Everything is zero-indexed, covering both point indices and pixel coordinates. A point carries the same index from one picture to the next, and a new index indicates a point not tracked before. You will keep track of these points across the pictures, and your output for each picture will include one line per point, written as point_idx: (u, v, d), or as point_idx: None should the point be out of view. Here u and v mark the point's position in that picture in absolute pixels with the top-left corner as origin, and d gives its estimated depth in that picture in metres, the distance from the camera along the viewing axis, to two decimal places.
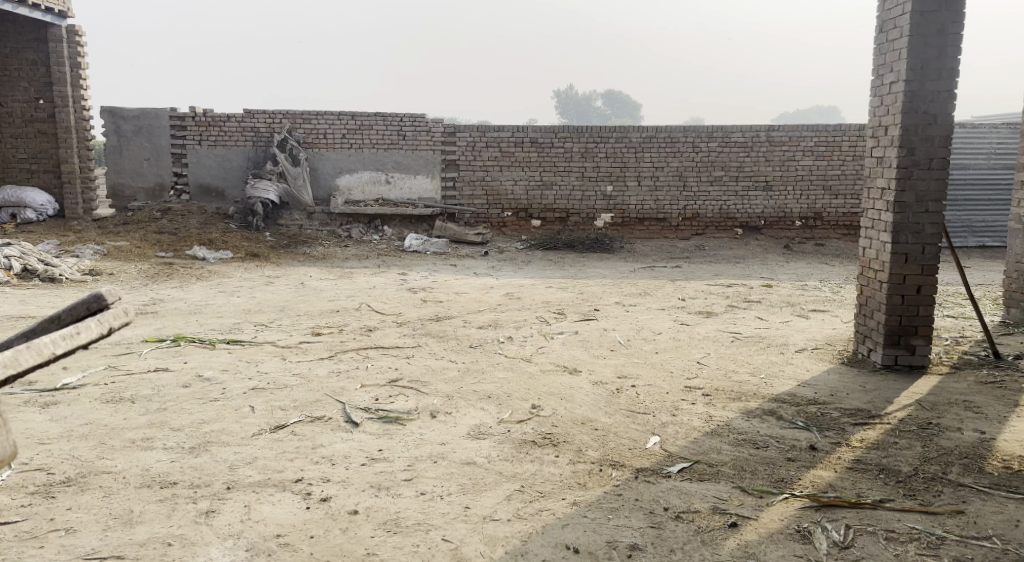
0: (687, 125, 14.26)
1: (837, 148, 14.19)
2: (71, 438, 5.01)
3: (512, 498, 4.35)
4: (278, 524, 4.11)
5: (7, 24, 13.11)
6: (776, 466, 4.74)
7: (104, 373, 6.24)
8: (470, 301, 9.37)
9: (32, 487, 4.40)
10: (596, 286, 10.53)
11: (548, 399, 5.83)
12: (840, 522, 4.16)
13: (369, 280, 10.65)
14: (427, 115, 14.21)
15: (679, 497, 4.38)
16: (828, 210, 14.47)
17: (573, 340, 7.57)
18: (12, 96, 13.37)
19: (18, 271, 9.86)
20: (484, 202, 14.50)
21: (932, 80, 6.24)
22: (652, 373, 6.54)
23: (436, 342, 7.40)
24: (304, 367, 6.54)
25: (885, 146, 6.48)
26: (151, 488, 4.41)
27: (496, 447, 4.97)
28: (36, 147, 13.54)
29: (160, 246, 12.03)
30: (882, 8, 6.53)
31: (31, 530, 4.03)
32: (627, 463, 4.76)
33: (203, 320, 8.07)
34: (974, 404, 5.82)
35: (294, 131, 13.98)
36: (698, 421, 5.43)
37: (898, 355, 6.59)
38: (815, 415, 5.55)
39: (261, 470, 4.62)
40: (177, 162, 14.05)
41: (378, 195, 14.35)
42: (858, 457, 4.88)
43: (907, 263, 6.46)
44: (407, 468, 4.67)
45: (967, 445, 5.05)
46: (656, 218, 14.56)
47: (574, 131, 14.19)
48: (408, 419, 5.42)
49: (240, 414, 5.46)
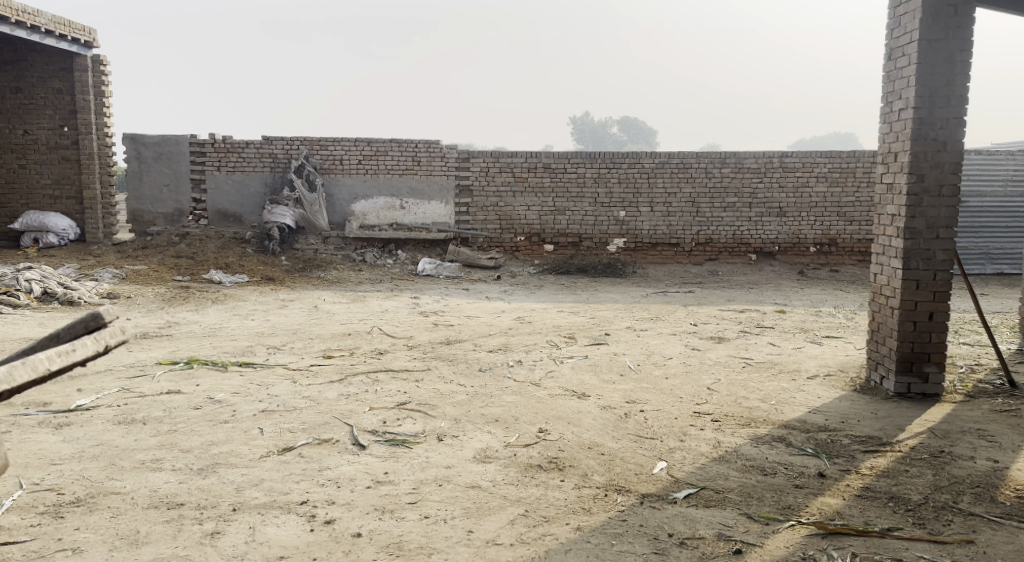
0: (699, 151, 14.32)
1: (851, 174, 14.15)
2: (82, 459, 5.05)
3: (516, 522, 4.34)
4: (282, 546, 4.11)
5: (34, 54, 13.40)
6: (783, 493, 4.70)
7: (118, 395, 6.29)
8: (481, 325, 9.38)
9: (42, 507, 4.43)
10: (608, 311, 10.53)
11: (555, 423, 5.83)
12: (847, 551, 4.12)
13: (381, 304, 10.71)
14: (442, 141, 14.32)
15: (684, 524, 4.34)
16: (842, 236, 14.40)
17: (582, 364, 7.56)
18: (37, 124, 13.60)
19: (38, 294, 9.99)
20: (496, 227, 14.56)
21: (941, 107, 6.24)
22: (660, 398, 6.51)
23: (444, 365, 7.42)
24: (314, 390, 6.55)
25: (895, 172, 6.48)
26: (157, 509, 4.43)
27: (502, 471, 4.96)
28: (59, 172, 13.75)
29: (178, 271, 12.13)
30: (890, 36, 6.57)
31: (39, 550, 4.05)
32: (633, 488, 4.75)
33: (217, 343, 8.12)
34: (987, 432, 5.75)
35: (311, 157, 14.16)
36: (707, 447, 5.40)
37: (911, 383, 6.54)
38: (825, 442, 5.51)
39: (267, 492, 4.63)
40: (196, 188, 14.23)
41: (392, 220, 14.44)
42: (867, 484, 4.83)
43: (918, 289, 6.43)
44: (412, 491, 4.67)
45: (979, 474, 4.99)
46: (669, 243, 14.56)
47: (587, 157, 14.28)
48: (415, 441, 5.43)
49: (249, 436, 5.49)
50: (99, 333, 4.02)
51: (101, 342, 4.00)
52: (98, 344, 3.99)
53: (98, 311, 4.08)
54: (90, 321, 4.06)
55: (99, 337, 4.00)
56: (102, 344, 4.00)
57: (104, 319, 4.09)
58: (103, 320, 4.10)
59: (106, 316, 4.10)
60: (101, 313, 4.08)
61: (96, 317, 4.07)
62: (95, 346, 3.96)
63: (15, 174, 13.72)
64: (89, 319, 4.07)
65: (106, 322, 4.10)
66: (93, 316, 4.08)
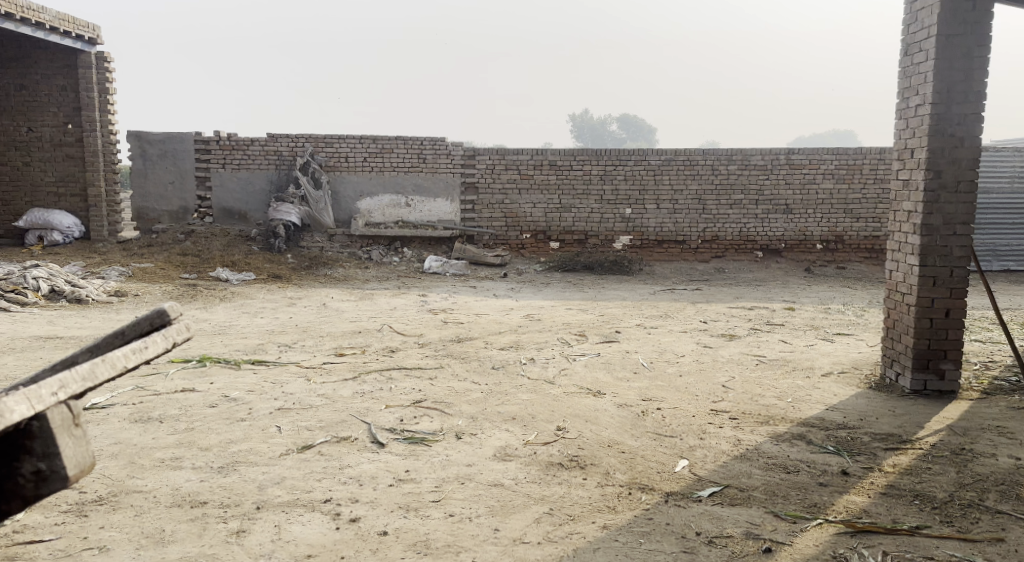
0: (706, 148, 14.30)
1: (858, 170, 14.14)
2: (101, 457, 5.02)
3: (542, 521, 4.32)
4: (309, 544, 4.09)
5: (38, 51, 13.35)
6: (808, 491, 4.68)
7: (132, 393, 6.26)
8: (491, 323, 9.38)
9: (64, 506, 4.41)
10: (616, 308, 10.51)
11: (573, 421, 5.81)
12: (878, 549, 4.10)
13: (388, 302, 10.66)
14: (447, 139, 14.30)
15: (711, 522, 4.33)
16: (849, 233, 14.39)
17: (595, 362, 7.55)
18: (42, 121, 13.57)
19: (45, 292, 9.97)
20: (502, 224, 14.55)
21: (959, 103, 6.22)
22: (676, 396, 6.50)
23: (457, 363, 7.41)
24: (328, 388, 6.53)
25: (912, 168, 6.46)
26: (181, 507, 4.40)
27: (523, 469, 4.94)
28: (64, 170, 13.72)
29: (184, 268, 12.10)
30: (906, 31, 6.54)
31: (65, 548, 4.03)
32: (656, 487, 4.73)
33: (228, 341, 8.10)
34: (1007, 429, 5.74)
35: (316, 154, 14.13)
36: (726, 444, 5.38)
37: (927, 380, 6.52)
38: (845, 440, 5.49)
39: (289, 490, 4.61)
40: (201, 186, 14.21)
41: (397, 218, 14.43)
42: (891, 482, 4.82)
43: (935, 286, 6.41)
44: (434, 490, 4.65)
45: (1003, 472, 4.97)
46: (675, 241, 14.55)
47: (593, 154, 14.25)
48: (433, 439, 5.42)
49: (267, 434, 5.46)
50: (167, 330, 3.50)
51: (170, 340, 3.48)
52: (168, 341, 3.48)
53: (163, 307, 3.52)
54: (155, 319, 3.51)
55: (168, 334, 3.49)
56: (171, 342, 3.48)
57: (170, 317, 3.54)
58: (169, 317, 3.55)
59: (172, 313, 3.55)
60: (166, 310, 3.52)
61: (161, 314, 3.52)
62: (164, 345, 3.46)
63: (20, 172, 13.68)
64: (154, 316, 3.50)
65: (172, 319, 3.55)
66: (157, 314, 3.52)
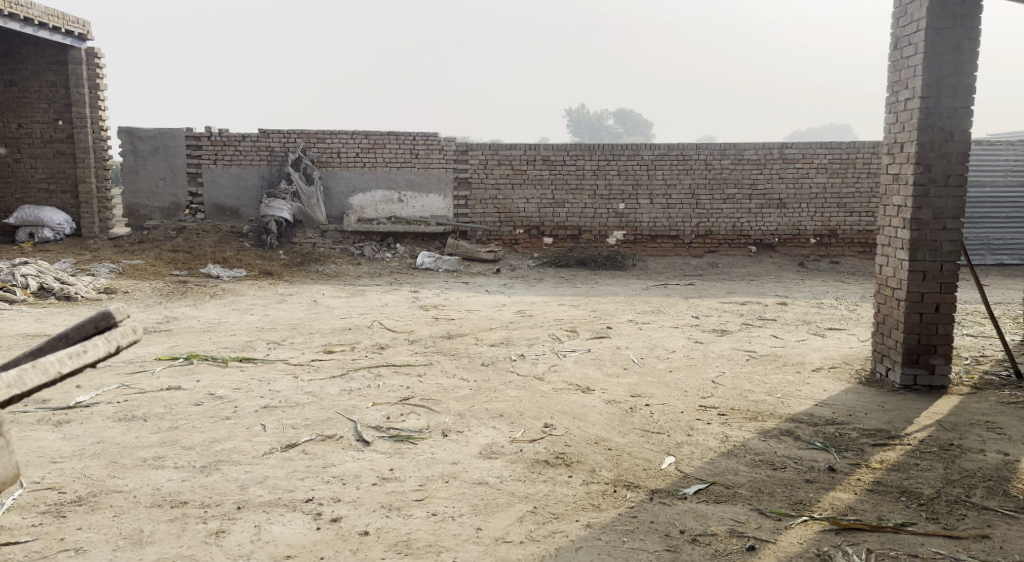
0: (699, 143, 14.24)
1: (851, 164, 14.12)
2: (83, 456, 4.98)
3: (525, 519, 4.28)
4: (289, 544, 4.05)
5: (28, 47, 13.27)
6: (794, 488, 4.66)
7: (118, 391, 6.21)
8: (482, 319, 9.35)
9: (43, 506, 4.36)
10: (609, 304, 10.47)
11: (561, 418, 5.77)
12: (862, 547, 4.07)
13: (380, 298, 10.62)
14: (440, 134, 14.24)
15: (695, 520, 4.29)
16: (843, 227, 14.36)
17: (585, 358, 7.51)
18: (32, 118, 13.48)
19: (34, 290, 9.91)
20: (495, 220, 14.49)
21: (948, 97, 6.19)
22: (666, 392, 6.46)
23: (447, 359, 7.37)
24: (316, 385, 6.50)
25: (902, 163, 6.43)
26: (161, 508, 4.36)
27: (509, 467, 4.91)
28: (55, 166, 13.64)
29: (176, 265, 12.05)
30: (896, 24, 6.50)
31: (41, 550, 3.99)
32: (641, 484, 4.69)
33: (217, 338, 8.05)
34: (997, 425, 5.70)
35: (308, 150, 14.05)
36: (714, 441, 5.35)
37: (917, 374, 6.49)
38: (833, 436, 5.46)
39: (271, 490, 4.57)
40: (192, 182, 14.13)
41: (390, 214, 14.37)
42: (878, 478, 4.79)
43: (925, 280, 6.37)
44: (418, 488, 4.61)
45: (991, 467, 4.94)
46: (668, 235, 14.51)
47: (586, 149, 14.21)
48: (420, 437, 5.38)
49: (251, 432, 5.42)
50: (111, 334, 3.50)
51: (112, 344, 3.49)
52: (110, 345, 3.48)
53: (109, 309, 3.51)
54: (100, 320, 3.51)
55: (111, 338, 3.50)
56: (113, 345, 3.49)
57: (116, 319, 3.54)
58: (114, 320, 3.55)
59: (118, 315, 3.55)
60: (112, 312, 3.52)
61: (107, 316, 3.52)
62: (105, 348, 3.47)
63: (10, 168, 13.61)
64: (99, 318, 3.50)
65: (118, 322, 3.55)
66: (103, 315, 3.52)
